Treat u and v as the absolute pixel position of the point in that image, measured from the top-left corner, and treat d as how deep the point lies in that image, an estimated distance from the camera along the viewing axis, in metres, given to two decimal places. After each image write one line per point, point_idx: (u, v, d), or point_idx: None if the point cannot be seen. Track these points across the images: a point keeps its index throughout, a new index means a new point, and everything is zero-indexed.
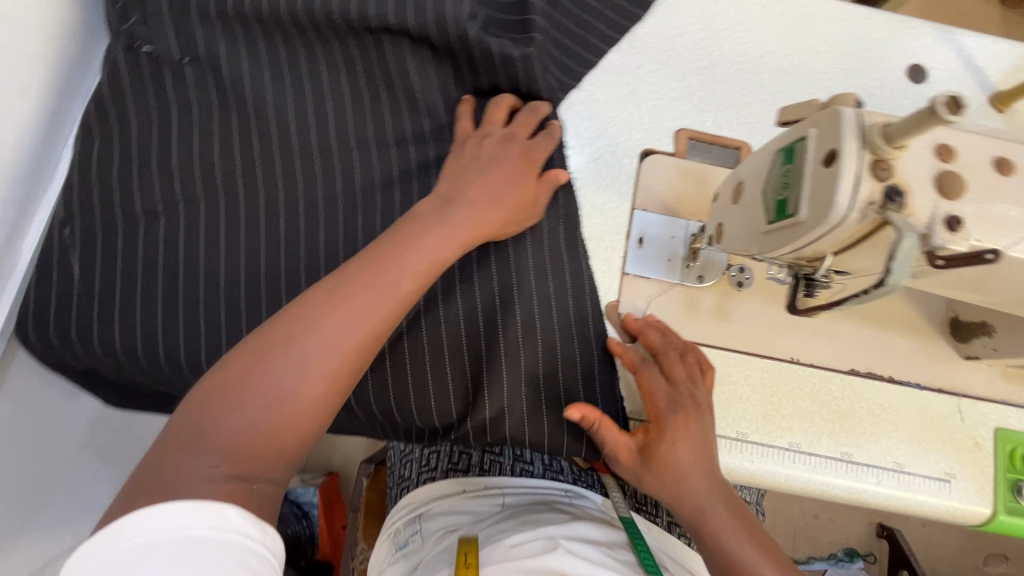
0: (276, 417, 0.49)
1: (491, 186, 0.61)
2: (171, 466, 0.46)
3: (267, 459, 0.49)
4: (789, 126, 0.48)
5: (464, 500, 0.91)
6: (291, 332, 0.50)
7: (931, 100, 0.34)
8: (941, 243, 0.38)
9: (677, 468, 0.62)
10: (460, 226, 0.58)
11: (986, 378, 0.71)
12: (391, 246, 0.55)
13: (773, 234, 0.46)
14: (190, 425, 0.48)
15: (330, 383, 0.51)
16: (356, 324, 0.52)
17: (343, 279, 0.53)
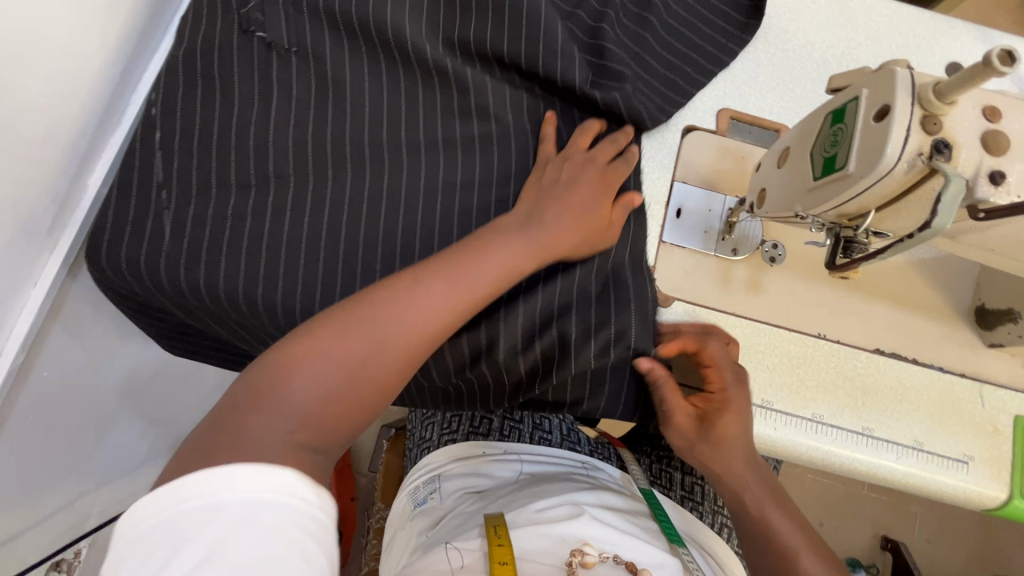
0: (345, 395, 0.50)
1: (574, 199, 0.65)
2: (242, 426, 0.46)
3: (338, 428, 0.49)
4: (838, 93, 0.51)
5: (482, 463, 0.93)
6: (371, 310, 0.52)
7: (986, 53, 0.36)
8: (983, 195, 0.41)
9: (733, 437, 0.65)
10: (535, 243, 0.61)
11: (1008, 367, 0.73)
12: (469, 251, 0.58)
13: (819, 190, 0.48)
14: (263, 385, 0.48)
15: (400, 361, 0.52)
16: (431, 317, 0.54)
17: (425, 270, 0.56)
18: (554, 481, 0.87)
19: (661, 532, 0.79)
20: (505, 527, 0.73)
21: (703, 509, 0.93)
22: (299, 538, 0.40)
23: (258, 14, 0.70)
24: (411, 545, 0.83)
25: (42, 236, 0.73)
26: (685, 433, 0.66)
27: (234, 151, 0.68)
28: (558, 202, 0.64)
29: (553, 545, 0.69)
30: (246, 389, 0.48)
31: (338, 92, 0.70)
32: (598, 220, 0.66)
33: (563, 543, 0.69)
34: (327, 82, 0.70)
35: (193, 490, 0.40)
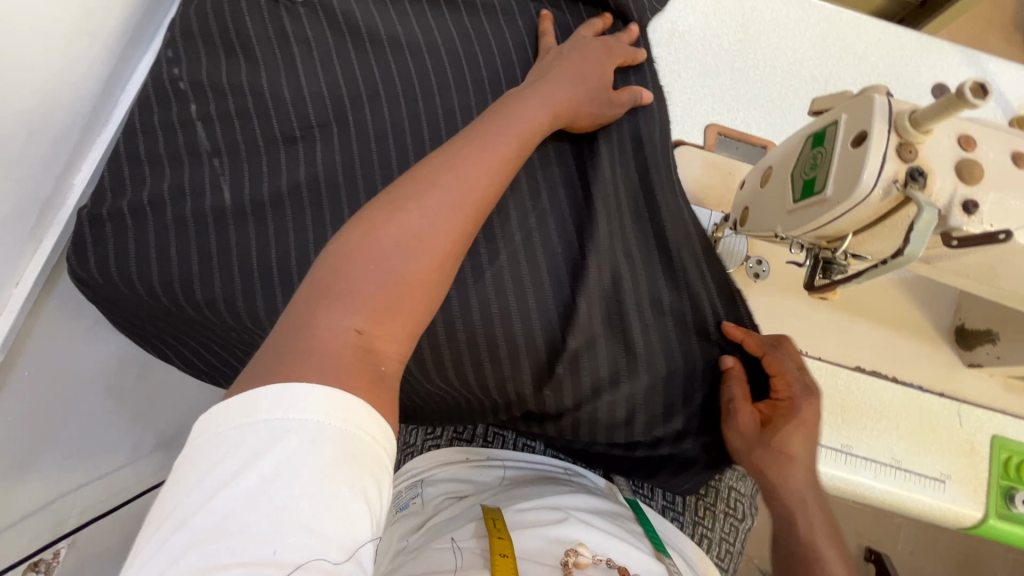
0: (416, 278, 0.47)
1: (585, 62, 0.64)
2: (312, 321, 0.43)
3: (405, 313, 0.46)
4: (819, 116, 0.51)
5: (469, 470, 0.93)
6: (417, 188, 0.50)
7: (960, 84, 0.37)
8: (957, 224, 0.41)
9: (789, 451, 0.62)
10: (558, 95, 0.60)
11: (986, 387, 0.74)
12: (495, 115, 0.57)
13: (798, 212, 0.49)
14: (324, 284, 0.45)
15: (455, 236, 0.49)
16: (475, 181, 0.51)
17: (459, 142, 0.53)
18: (539, 484, 0.88)
19: (646, 536, 0.79)
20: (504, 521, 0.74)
21: (682, 519, 0.89)
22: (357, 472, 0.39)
23: None
24: (391, 548, 0.80)
25: (29, 233, 0.73)
26: (737, 435, 0.64)
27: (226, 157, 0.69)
28: (579, 74, 0.63)
29: (547, 544, 0.69)
30: (313, 280, 0.46)
31: (353, 28, 0.71)
32: (607, 76, 0.65)
33: (558, 543, 0.69)
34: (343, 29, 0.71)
35: (266, 402, 0.39)
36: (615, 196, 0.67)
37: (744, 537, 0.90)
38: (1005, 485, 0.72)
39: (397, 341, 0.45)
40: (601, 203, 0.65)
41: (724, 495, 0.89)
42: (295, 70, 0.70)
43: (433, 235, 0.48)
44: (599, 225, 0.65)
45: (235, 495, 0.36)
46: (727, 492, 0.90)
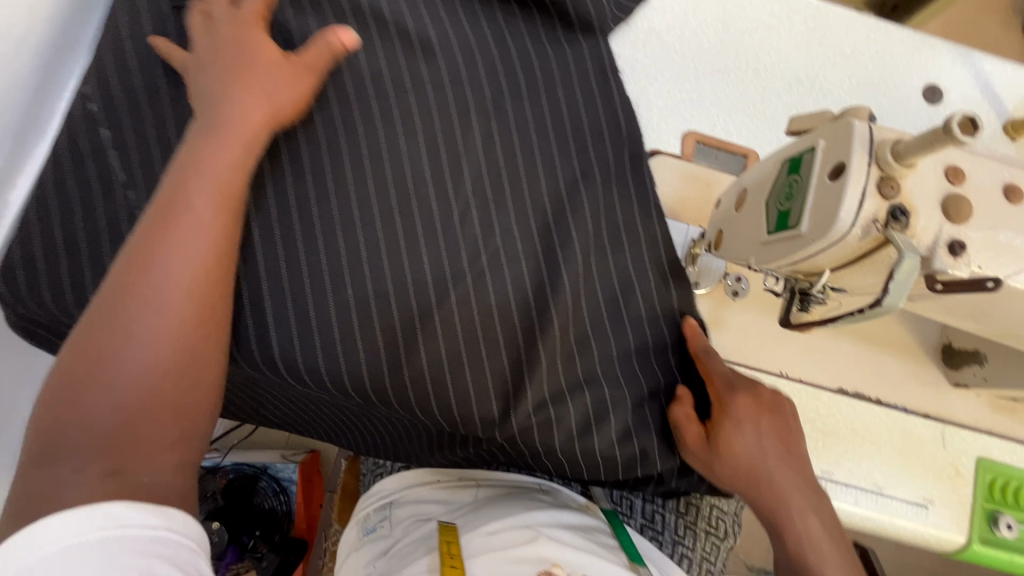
0: (154, 386, 0.43)
1: (267, 63, 0.51)
2: (36, 494, 0.39)
3: (147, 424, 0.42)
4: (797, 137, 0.47)
5: (438, 489, 0.87)
6: (113, 310, 0.43)
7: (948, 119, 0.33)
8: (942, 267, 0.38)
9: (743, 459, 0.59)
10: (251, 111, 0.49)
11: (973, 408, 0.71)
12: (181, 171, 0.47)
13: (772, 245, 0.44)
14: (37, 451, 0.41)
15: (183, 322, 0.44)
16: (178, 260, 0.45)
17: (143, 235, 0.45)
18: (511, 499, 0.81)
19: (621, 550, 0.75)
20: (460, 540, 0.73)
21: (662, 539, 0.87)
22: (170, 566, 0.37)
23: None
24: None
25: None
26: (697, 457, 0.61)
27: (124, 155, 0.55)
28: (271, 77, 0.51)
29: (513, 567, 0.65)
30: (35, 440, 0.41)
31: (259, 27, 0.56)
32: (274, 56, 0.52)
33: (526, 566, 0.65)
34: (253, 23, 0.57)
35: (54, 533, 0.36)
36: (582, 218, 0.61)
37: (724, 556, 0.88)
38: (989, 509, 0.70)
39: (161, 449, 0.43)
40: (568, 228, 0.61)
41: (704, 515, 0.86)
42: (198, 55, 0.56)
43: (152, 345, 0.43)
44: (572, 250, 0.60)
45: None
46: (706, 511, 0.87)
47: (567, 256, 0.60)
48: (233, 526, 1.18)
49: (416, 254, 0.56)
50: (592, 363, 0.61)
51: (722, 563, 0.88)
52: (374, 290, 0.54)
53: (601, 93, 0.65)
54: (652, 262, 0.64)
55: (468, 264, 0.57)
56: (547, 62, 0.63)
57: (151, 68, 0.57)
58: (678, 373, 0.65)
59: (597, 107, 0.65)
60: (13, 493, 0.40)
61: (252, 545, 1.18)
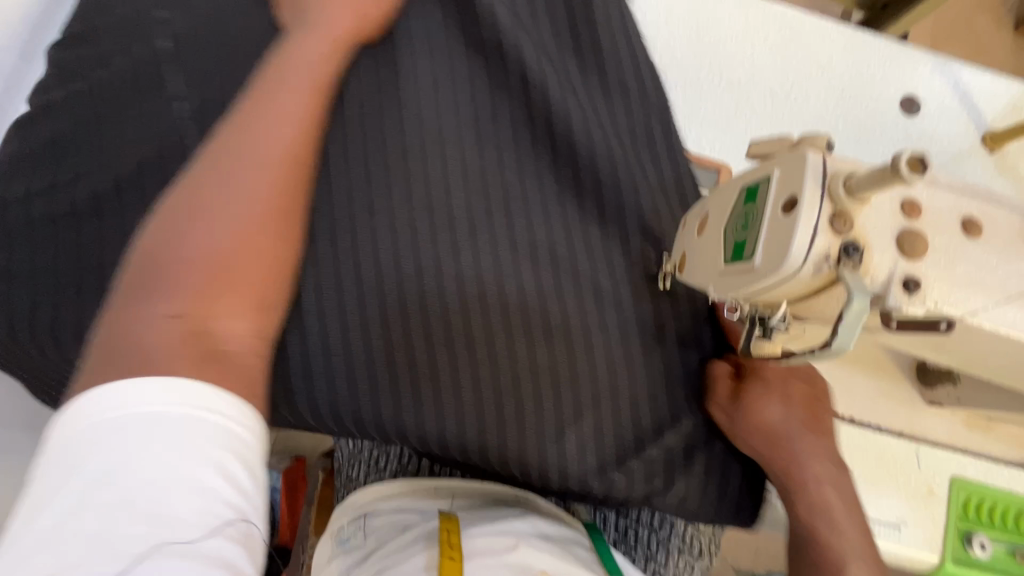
0: (248, 236, 0.42)
1: None
2: (121, 337, 0.37)
3: (236, 279, 0.40)
4: (758, 163, 0.45)
5: (412, 497, 0.84)
6: (213, 159, 0.44)
7: (894, 157, 0.31)
8: (896, 305, 0.36)
9: (775, 428, 0.56)
10: (356, 0, 0.52)
11: (946, 425, 0.70)
12: (281, 52, 0.49)
13: (728, 275, 0.43)
14: (126, 294, 0.39)
15: (277, 179, 0.44)
16: (279, 122, 0.46)
17: (245, 101, 0.47)
18: (491, 509, 0.81)
19: (600, 563, 0.74)
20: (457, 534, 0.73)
21: (634, 554, 0.86)
22: (224, 453, 0.35)
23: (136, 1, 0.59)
24: None
25: None
26: (718, 411, 0.58)
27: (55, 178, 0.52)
28: None
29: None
30: (130, 269, 0.40)
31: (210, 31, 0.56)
32: None
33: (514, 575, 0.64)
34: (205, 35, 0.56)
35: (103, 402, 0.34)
36: None
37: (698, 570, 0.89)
38: (965, 528, 0.69)
39: (244, 313, 0.40)
40: None
41: (680, 532, 0.86)
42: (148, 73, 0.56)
43: (245, 189, 0.43)
44: None
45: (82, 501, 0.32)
46: (682, 529, 0.87)
47: None
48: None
49: None
50: None
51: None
52: None
53: None
54: None
55: None
56: None
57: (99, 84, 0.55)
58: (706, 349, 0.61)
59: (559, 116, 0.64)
60: (98, 342, 0.38)
61: None
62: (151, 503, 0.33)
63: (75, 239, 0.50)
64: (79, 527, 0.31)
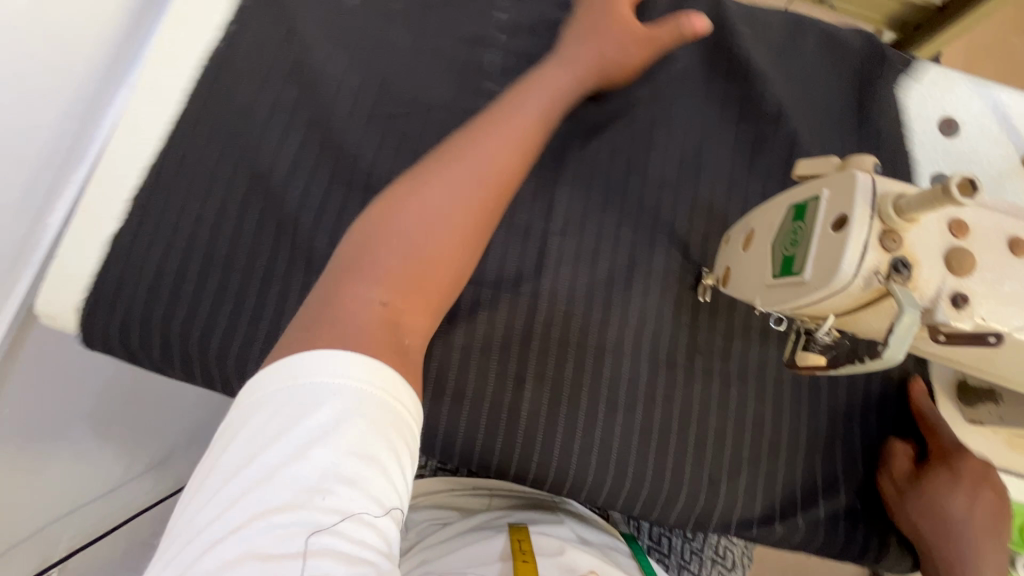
0: (443, 249, 0.46)
1: (593, 36, 0.63)
2: (336, 300, 0.42)
3: (428, 289, 0.45)
4: (804, 182, 0.47)
5: (453, 497, 0.87)
6: (436, 165, 0.49)
7: (945, 179, 0.34)
8: (944, 319, 0.38)
9: (947, 510, 0.62)
10: (577, 63, 0.62)
11: (989, 446, 0.70)
12: (516, 92, 0.57)
13: (777, 289, 0.45)
14: (349, 260, 0.44)
15: (482, 202, 0.48)
16: (497, 148, 0.51)
17: (476, 125, 0.53)
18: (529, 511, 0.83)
19: (635, 563, 0.77)
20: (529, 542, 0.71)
21: (668, 562, 0.87)
22: (400, 439, 0.38)
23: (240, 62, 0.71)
24: None
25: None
26: (891, 483, 0.66)
27: (207, 203, 0.67)
28: (584, 40, 0.63)
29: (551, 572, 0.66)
30: (349, 244, 0.45)
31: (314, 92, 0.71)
32: (615, 46, 0.63)
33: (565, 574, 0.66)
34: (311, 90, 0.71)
35: (307, 365, 0.38)
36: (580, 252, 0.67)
37: None
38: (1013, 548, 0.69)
39: (420, 319, 0.45)
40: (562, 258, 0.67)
41: (713, 542, 0.88)
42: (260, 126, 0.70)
43: (454, 202, 0.47)
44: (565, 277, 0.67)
45: (284, 454, 0.36)
46: (715, 539, 0.88)
47: (564, 271, 0.67)
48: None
49: None
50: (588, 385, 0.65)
51: None
52: None
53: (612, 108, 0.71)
54: (650, 297, 0.67)
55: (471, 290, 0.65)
56: None
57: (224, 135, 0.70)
58: (891, 419, 0.69)
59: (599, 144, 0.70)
60: (317, 296, 0.43)
61: None
62: (346, 473, 0.36)
63: (205, 261, 0.66)
64: (290, 476, 0.35)
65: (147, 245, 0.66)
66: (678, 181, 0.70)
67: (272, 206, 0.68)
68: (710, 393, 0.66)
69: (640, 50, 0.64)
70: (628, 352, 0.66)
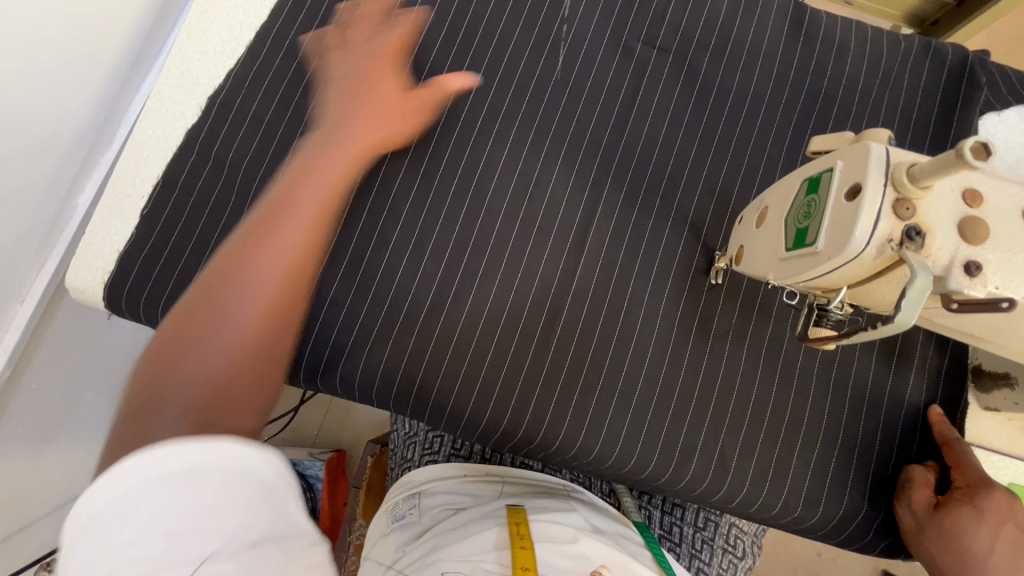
0: (236, 368, 0.47)
1: (379, 114, 0.64)
2: (142, 428, 0.42)
3: (237, 408, 0.46)
4: (817, 157, 0.48)
5: (466, 483, 0.88)
6: (226, 281, 0.51)
7: (958, 143, 0.34)
8: (957, 287, 0.38)
9: (971, 545, 0.59)
10: (354, 144, 0.62)
11: (1004, 432, 0.69)
12: (276, 197, 0.57)
13: (790, 261, 0.45)
14: (142, 397, 0.44)
15: (267, 316, 0.51)
16: (273, 257, 0.53)
17: (248, 233, 0.54)
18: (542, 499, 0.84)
19: (651, 558, 0.77)
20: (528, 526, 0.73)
21: (679, 551, 0.87)
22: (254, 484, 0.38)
23: (259, 42, 0.73)
24: (389, 561, 0.77)
25: (32, 255, 0.67)
26: (910, 515, 0.64)
27: (228, 182, 0.69)
28: (329, 114, 0.65)
29: (561, 565, 0.68)
30: (141, 377, 0.46)
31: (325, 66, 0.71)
32: (383, 119, 0.64)
33: (576, 567, 0.68)
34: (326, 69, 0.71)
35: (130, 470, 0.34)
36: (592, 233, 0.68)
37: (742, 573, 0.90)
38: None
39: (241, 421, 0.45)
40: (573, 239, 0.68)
41: (723, 533, 0.88)
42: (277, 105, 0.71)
43: (245, 318, 0.50)
44: (578, 257, 0.67)
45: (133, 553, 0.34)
46: (726, 529, 0.88)
47: (575, 252, 0.67)
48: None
49: (452, 232, 0.67)
50: (599, 365, 0.65)
51: None
52: (424, 266, 0.66)
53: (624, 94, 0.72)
54: (662, 278, 0.68)
55: (484, 269, 0.66)
56: (563, 72, 0.73)
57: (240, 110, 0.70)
58: (916, 446, 0.68)
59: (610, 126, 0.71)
60: (113, 437, 0.43)
61: None
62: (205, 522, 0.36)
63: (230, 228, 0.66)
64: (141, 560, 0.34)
65: (171, 220, 0.67)
66: (693, 164, 0.70)
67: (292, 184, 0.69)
68: (719, 376, 0.66)
69: (399, 115, 0.65)
70: (638, 331, 0.66)
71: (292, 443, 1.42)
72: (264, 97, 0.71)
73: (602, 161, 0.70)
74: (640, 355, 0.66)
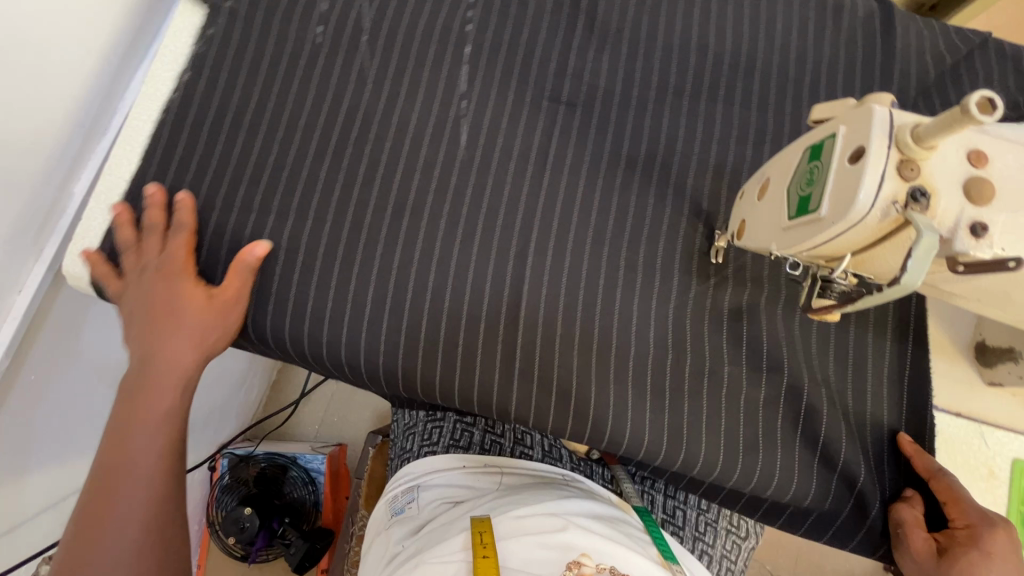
0: None
1: (191, 328, 0.62)
2: None
3: None
4: (819, 124, 0.47)
5: (466, 474, 0.88)
6: (98, 526, 0.58)
7: (964, 99, 0.33)
8: (963, 249, 0.38)
9: None
10: (169, 369, 0.62)
11: (1009, 408, 0.69)
12: (122, 423, 0.61)
13: (793, 230, 0.45)
14: None
15: (150, 534, 0.59)
16: (144, 487, 0.60)
17: (96, 477, 0.60)
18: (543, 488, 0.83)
19: (653, 544, 0.77)
20: (492, 534, 0.71)
21: (682, 535, 0.87)
22: None
23: (250, 26, 0.72)
24: (390, 556, 0.79)
25: (31, 244, 0.67)
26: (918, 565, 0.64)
27: (225, 168, 0.68)
28: (139, 338, 0.62)
29: (543, 558, 0.68)
30: None
31: (321, 53, 0.71)
32: (194, 336, 0.62)
33: (556, 557, 0.67)
34: (323, 55, 0.71)
35: None
36: (590, 214, 0.68)
37: (745, 555, 0.91)
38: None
39: None
40: (572, 220, 0.67)
41: (727, 514, 0.89)
42: (272, 91, 0.70)
43: (129, 553, 0.58)
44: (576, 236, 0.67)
45: None
46: (728, 511, 0.89)
47: (574, 232, 0.67)
48: (265, 513, 1.21)
49: (451, 215, 0.67)
50: (600, 346, 0.65)
51: (743, 562, 0.91)
52: (424, 249, 0.66)
53: (618, 77, 0.72)
54: (664, 259, 0.67)
55: (483, 251, 0.66)
56: (557, 57, 0.72)
57: (236, 97, 0.70)
58: (896, 473, 0.69)
59: (605, 109, 0.71)
60: None
61: (281, 532, 1.20)
62: None
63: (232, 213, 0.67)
64: None
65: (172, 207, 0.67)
66: (696, 147, 0.70)
67: (290, 168, 0.68)
68: (720, 356, 0.67)
69: (202, 322, 0.62)
70: (640, 309, 0.66)
71: (295, 435, 1.42)
72: (257, 81, 0.71)
73: (605, 147, 0.70)
74: (642, 336, 0.65)
